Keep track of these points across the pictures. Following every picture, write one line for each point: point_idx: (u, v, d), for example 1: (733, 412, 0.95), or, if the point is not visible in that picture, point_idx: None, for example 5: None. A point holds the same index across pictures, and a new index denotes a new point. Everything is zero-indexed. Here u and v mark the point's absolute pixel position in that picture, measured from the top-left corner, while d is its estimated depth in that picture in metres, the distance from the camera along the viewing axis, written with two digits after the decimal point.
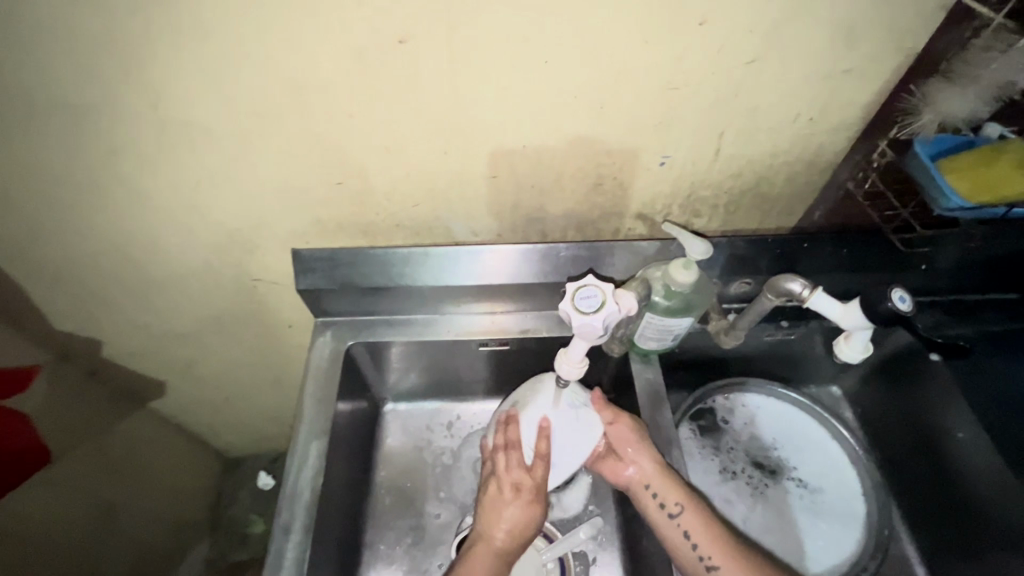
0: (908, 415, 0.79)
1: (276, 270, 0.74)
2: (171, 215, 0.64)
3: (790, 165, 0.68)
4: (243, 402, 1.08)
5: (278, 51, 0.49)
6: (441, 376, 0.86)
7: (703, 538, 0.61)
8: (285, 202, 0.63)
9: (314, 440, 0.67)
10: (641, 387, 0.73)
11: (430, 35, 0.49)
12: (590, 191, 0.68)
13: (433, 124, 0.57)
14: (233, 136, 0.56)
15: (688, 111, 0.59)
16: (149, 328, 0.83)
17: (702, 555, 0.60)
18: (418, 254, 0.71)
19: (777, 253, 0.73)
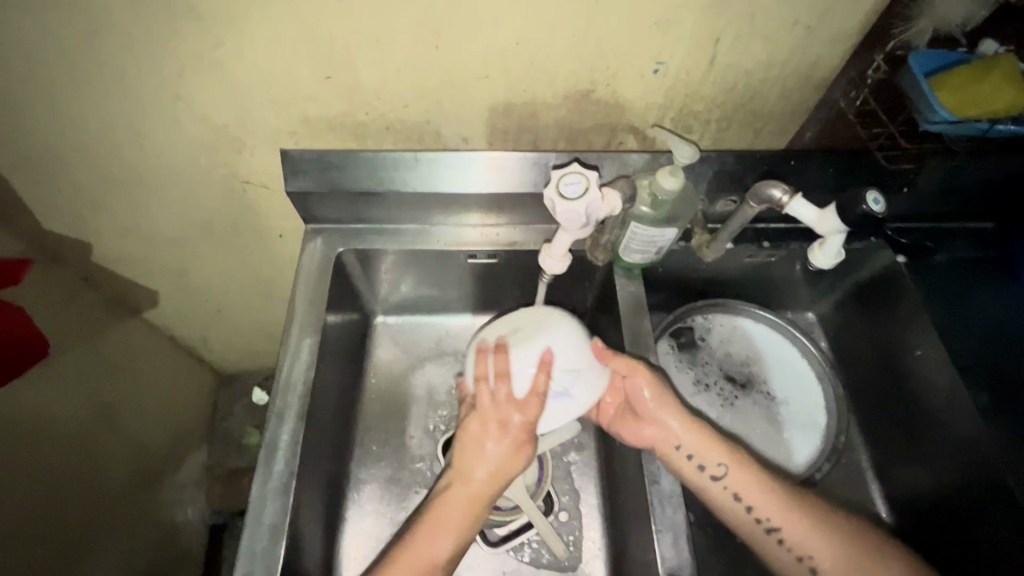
0: (875, 336, 0.83)
1: (266, 174, 0.74)
2: (156, 106, 0.63)
3: (785, 79, 0.68)
4: (235, 315, 1.10)
5: None
6: (430, 290, 0.88)
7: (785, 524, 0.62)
8: (272, 95, 0.63)
9: (306, 338, 0.70)
10: (623, 298, 0.75)
11: None
12: (582, 97, 0.67)
13: (426, 14, 0.55)
14: (221, 19, 0.55)
15: (685, 12, 0.58)
16: (138, 232, 0.84)
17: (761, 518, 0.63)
18: (409, 159, 0.71)
19: (764, 170, 0.73)
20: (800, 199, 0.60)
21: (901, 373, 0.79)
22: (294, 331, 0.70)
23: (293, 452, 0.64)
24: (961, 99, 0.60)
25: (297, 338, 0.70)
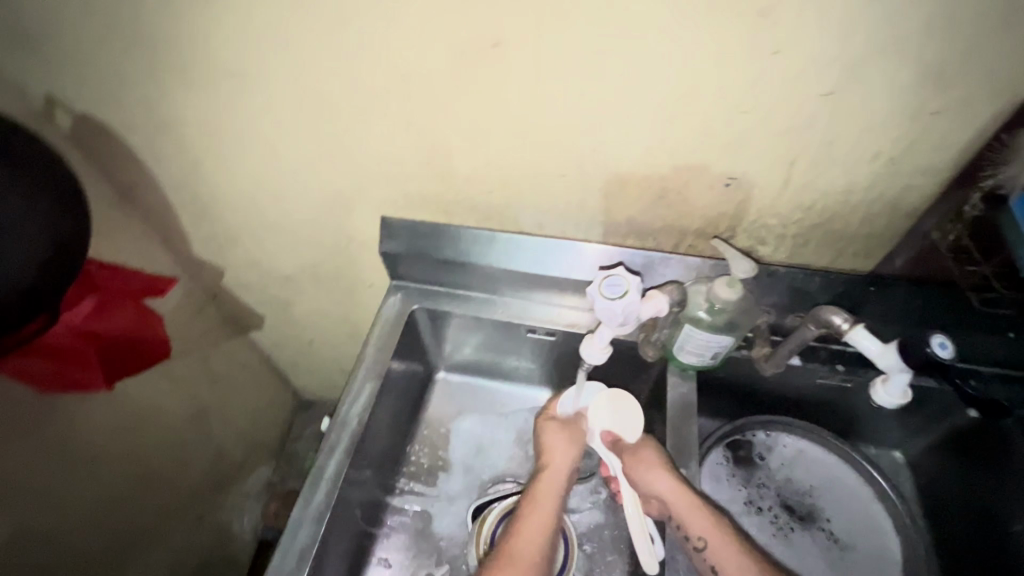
0: (983, 499, 0.72)
1: (367, 234, 0.85)
2: (293, 172, 0.78)
3: (867, 205, 0.66)
4: (323, 348, 1.23)
5: (393, 44, 0.59)
6: (490, 356, 0.92)
7: None
8: (382, 174, 0.75)
9: (367, 383, 0.77)
10: (672, 398, 0.74)
11: (519, 43, 0.56)
12: (654, 201, 0.71)
13: (514, 122, 0.64)
14: (352, 114, 0.68)
15: (758, 136, 0.61)
16: (260, 267, 0.99)
17: None
18: (486, 237, 0.79)
19: (839, 292, 0.72)
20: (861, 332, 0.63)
21: (1016, 555, 0.68)
22: (360, 376, 0.78)
23: (332, 486, 0.69)
24: None
25: (361, 382, 0.77)
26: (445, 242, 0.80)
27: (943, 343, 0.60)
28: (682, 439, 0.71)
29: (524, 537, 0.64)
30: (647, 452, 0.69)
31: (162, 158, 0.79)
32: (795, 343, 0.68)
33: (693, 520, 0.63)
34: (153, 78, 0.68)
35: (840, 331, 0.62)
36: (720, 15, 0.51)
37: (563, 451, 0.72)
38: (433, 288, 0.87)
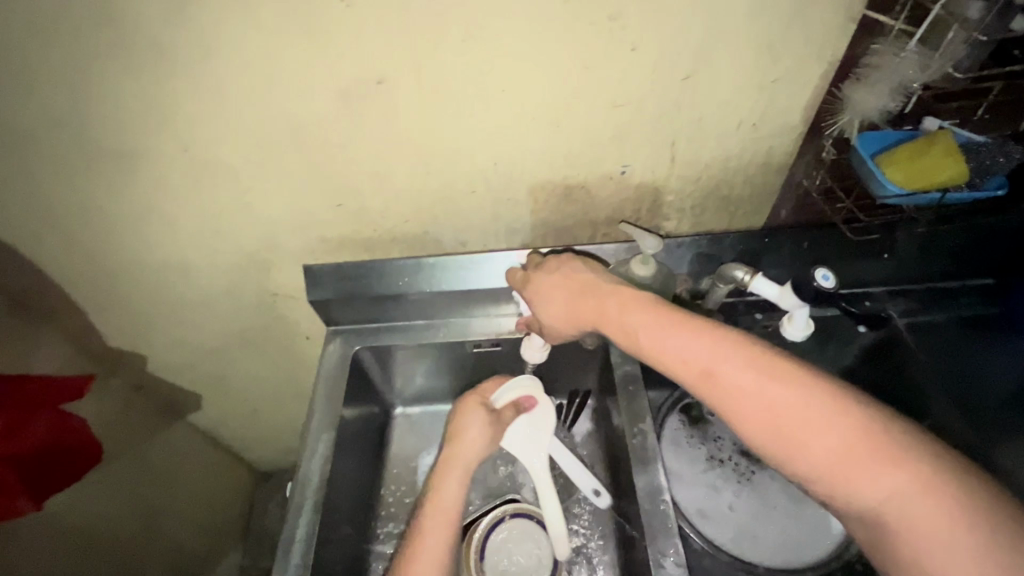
0: (895, 406, 0.80)
1: (293, 286, 0.84)
2: (201, 240, 0.75)
3: (745, 167, 0.74)
4: (271, 412, 1.18)
5: (277, 96, 0.59)
6: (441, 379, 0.93)
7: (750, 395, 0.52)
8: (296, 225, 0.75)
9: (323, 435, 0.76)
10: (619, 379, 0.79)
11: (402, 80, 0.59)
12: (562, 200, 0.76)
13: (414, 153, 0.67)
14: (251, 173, 0.67)
15: (638, 125, 0.67)
16: (186, 344, 0.95)
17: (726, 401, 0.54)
18: (413, 264, 0.80)
19: (741, 247, 0.78)
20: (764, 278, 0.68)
21: None
22: (315, 428, 0.76)
23: (308, 546, 0.68)
24: (909, 174, 0.63)
25: (320, 431, 0.76)
26: (371, 278, 0.80)
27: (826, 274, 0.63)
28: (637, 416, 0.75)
29: (438, 495, 0.69)
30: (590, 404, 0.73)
31: (50, 253, 0.74)
32: (712, 303, 0.73)
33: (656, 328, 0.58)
34: (23, 172, 0.64)
35: (743, 283, 0.68)
36: (579, 25, 0.56)
37: (474, 433, 0.75)
38: (372, 325, 0.87)
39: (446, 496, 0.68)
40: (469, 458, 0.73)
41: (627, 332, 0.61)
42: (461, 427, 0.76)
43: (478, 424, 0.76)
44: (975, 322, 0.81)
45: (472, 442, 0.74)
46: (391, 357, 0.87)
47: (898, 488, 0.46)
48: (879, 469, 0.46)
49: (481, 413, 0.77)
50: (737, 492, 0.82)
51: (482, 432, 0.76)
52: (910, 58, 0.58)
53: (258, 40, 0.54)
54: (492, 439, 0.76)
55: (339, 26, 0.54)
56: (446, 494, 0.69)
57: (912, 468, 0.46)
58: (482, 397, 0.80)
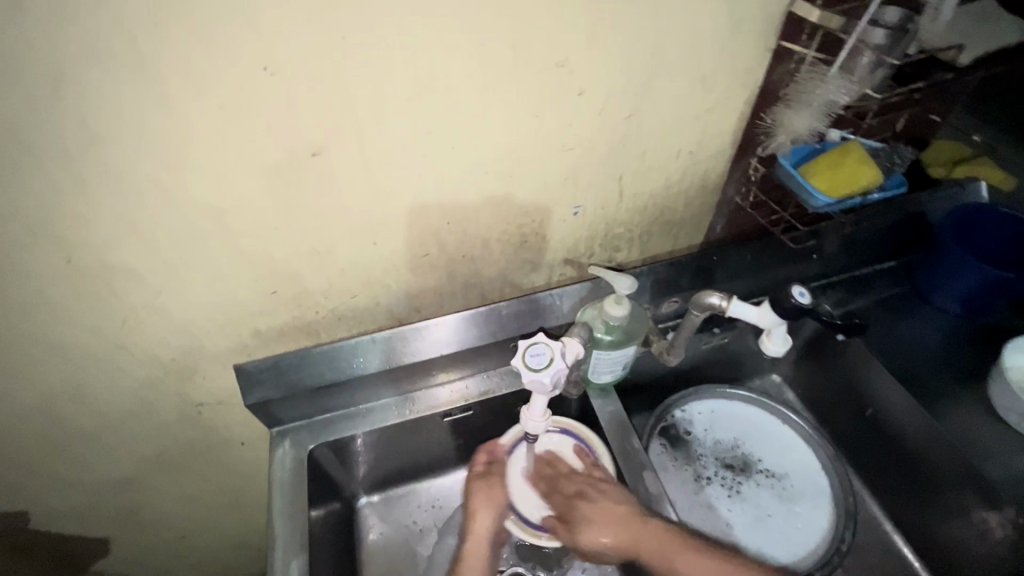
0: (846, 388, 0.87)
1: (220, 390, 0.71)
2: (94, 359, 0.61)
3: (686, 191, 0.76)
4: (200, 537, 0.99)
5: (188, 178, 0.50)
6: (408, 459, 0.82)
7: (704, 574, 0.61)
8: (219, 322, 0.63)
9: (293, 558, 0.64)
10: (607, 422, 0.76)
11: (341, 147, 0.52)
12: (518, 248, 0.72)
13: (358, 223, 0.59)
14: (157, 273, 0.56)
15: (588, 164, 0.65)
16: (82, 483, 0.76)
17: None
18: (365, 341, 0.71)
19: (693, 269, 0.80)
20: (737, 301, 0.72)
21: (886, 429, 0.82)
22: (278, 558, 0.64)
23: None
24: (838, 182, 0.68)
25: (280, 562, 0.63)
26: (319, 365, 0.70)
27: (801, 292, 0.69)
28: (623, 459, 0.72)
29: None
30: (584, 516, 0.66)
31: None
32: (687, 332, 0.75)
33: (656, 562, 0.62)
34: None
35: (722, 309, 0.71)
36: (526, 73, 0.53)
37: (484, 515, 0.69)
38: (324, 415, 0.76)
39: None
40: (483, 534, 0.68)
41: (634, 539, 0.63)
42: (474, 515, 0.69)
43: (499, 501, 0.70)
44: (893, 302, 0.89)
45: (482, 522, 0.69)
46: (354, 447, 0.77)
47: None
48: None
49: (479, 489, 0.71)
50: (728, 507, 0.83)
51: (503, 506, 0.70)
52: (835, 81, 0.62)
53: (163, 117, 0.45)
54: (500, 505, 0.70)
55: (264, 95, 0.46)
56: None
57: None
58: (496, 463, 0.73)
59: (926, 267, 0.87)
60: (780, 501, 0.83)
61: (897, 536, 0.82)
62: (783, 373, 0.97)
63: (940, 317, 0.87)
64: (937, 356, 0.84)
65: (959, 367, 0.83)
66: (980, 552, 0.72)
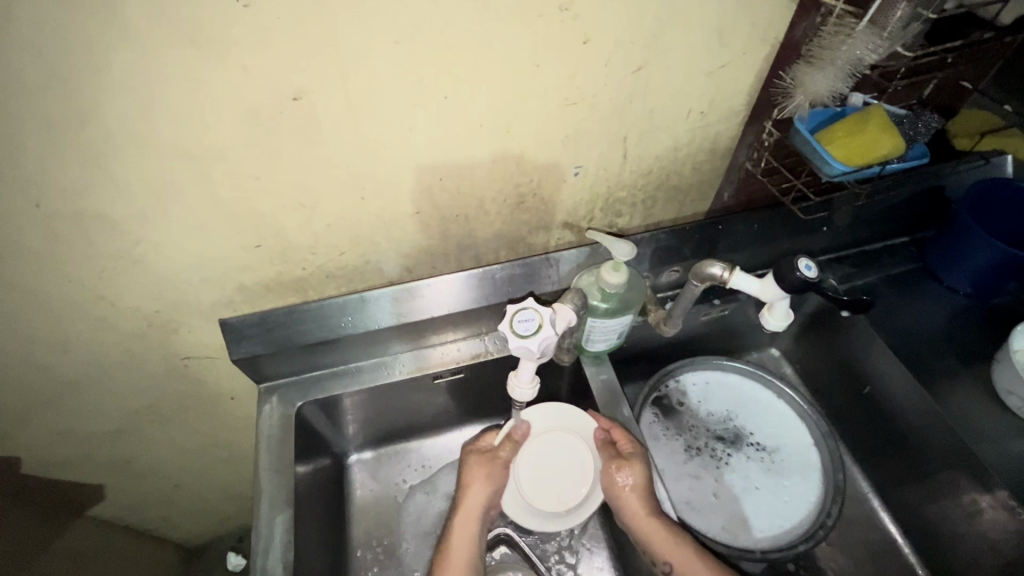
0: (844, 365, 0.85)
1: (208, 345, 0.70)
2: (76, 309, 0.60)
3: (693, 156, 0.72)
4: (195, 485, 1.00)
5: (163, 124, 0.47)
6: (401, 418, 0.83)
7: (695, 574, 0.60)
8: (203, 276, 0.61)
9: (278, 516, 0.64)
10: (598, 390, 0.75)
11: (325, 92, 0.49)
12: (514, 211, 0.69)
13: (345, 177, 0.56)
14: (136, 223, 0.54)
15: (591, 122, 0.62)
16: (73, 433, 0.77)
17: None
18: (354, 300, 0.70)
19: (696, 238, 0.77)
20: (739, 272, 0.70)
21: (882, 407, 0.80)
22: (266, 509, 0.64)
23: None
24: (856, 151, 0.64)
25: (267, 512, 0.64)
26: (306, 322, 0.69)
27: (806, 265, 0.65)
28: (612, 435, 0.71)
29: None
30: (634, 462, 0.66)
31: None
32: (686, 302, 0.73)
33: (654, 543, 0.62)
34: None
35: (724, 280, 0.69)
36: (526, 19, 0.49)
37: (480, 489, 0.68)
38: (311, 373, 0.75)
39: (463, 545, 0.64)
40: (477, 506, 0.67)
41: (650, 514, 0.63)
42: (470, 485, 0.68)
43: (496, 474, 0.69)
44: (901, 278, 0.87)
45: (478, 494, 0.67)
46: (343, 405, 0.76)
47: None
48: None
49: (483, 463, 0.70)
50: (716, 477, 0.83)
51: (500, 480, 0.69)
52: (863, 36, 0.58)
53: (130, 56, 0.42)
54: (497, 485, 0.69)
55: (238, 33, 0.43)
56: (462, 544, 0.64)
57: None
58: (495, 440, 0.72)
59: (940, 243, 0.84)
60: (769, 474, 0.82)
61: (881, 510, 0.82)
62: (781, 347, 0.96)
63: (948, 295, 0.85)
64: (941, 334, 0.82)
65: (964, 345, 0.81)
66: (968, 533, 0.72)
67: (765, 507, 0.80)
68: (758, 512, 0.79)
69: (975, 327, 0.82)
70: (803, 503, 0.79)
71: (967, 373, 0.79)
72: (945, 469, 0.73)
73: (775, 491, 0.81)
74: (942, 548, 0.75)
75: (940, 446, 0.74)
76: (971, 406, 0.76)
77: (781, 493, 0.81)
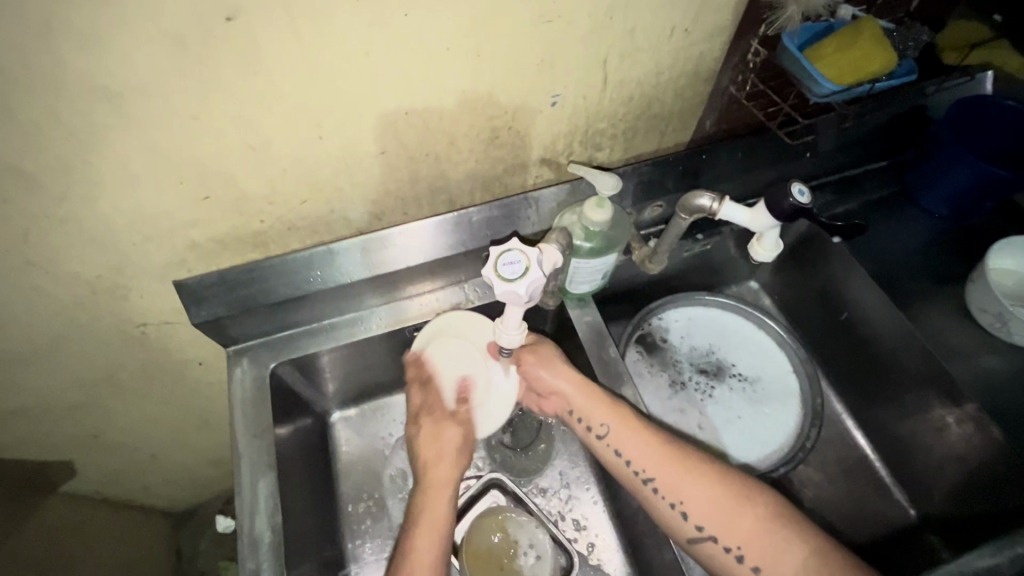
0: (822, 294, 0.86)
1: (164, 309, 0.65)
2: (4, 278, 0.53)
3: (676, 80, 0.67)
4: (172, 453, 0.96)
5: (69, 54, 0.39)
6: (381, 373, 0.80)
7: (633, 452, 0.61)
8: (149, 235, 0.55)
9: (260, 480, 0.62)
10: (583, 332, 0.73)
11: (262, 10, 0.42)
12: (488, 147, 0.64)
13: (296, 113, 0.50)
14: (57, 176, 0.47)
15: (568, 43, 0.56)
16: (28, 411, 0.72)
17: (637, 468, 0.60)
18: (323, 253, 0.65)
19: (679, 169, 0.74)
20: (728, 202, 0.67)
21: (857, 332, 0.82)
22: (250, 474, 0.62)
23: None
24: (846, 68, 0.61)
25: (250, 477, 0.62)
26: (272, 279, 0.64)
27: (800, 190, 0.62)
28: (599, 375, 0.71)
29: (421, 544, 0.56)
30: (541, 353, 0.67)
31: None
32: (672, 237, 0.70)
33: (592, 409, 0.64)
34: None
35: (713, 211, 0.66)
36: None
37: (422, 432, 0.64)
38: (283, 332, 0.71)
39: (434, 517, 0.58)
40: (444, 475, 0.61)
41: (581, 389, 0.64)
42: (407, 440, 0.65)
43: (446, 430, 0.63)
44: (879, 204, 0.86)
45: (443, 459, 0.61)
46: (320, 363, 0.73)
47: (715, 503, 0.57)
48: (702, 487, 0.58)
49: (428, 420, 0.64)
50: (700, 409, 0.84)
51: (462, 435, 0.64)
52: None
53: None
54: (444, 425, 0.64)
55: None
56: (424, 504, 0.59)
57: (723, 484, 0.58)
58: (420, 388, 0.67)
59: (918, 166, 0.83)
60: (752, 403, 0.84)
61: (855, 429, 0.86)
62: (760, 279, 0.96)
63: (923, 218, 0.85)
64: (916, 257, 0.82)
65: (937, 266, 0.82)
66: (939, 444, 0.75)
67: (750, 433, 0.82)
68: (743, 439, 0.81)
69: (949, 248, 0.83)
70: (784, 427, 0.82)
71: (939, 293, 0.80)
72: (918, 376, 0.75)
73: (759, 418, 0.83)
74: (910, 458, 0.79)
75: (914, 345, 0.75)
76: (942, 325, 0.78)
77: (764, 420, 0.83)
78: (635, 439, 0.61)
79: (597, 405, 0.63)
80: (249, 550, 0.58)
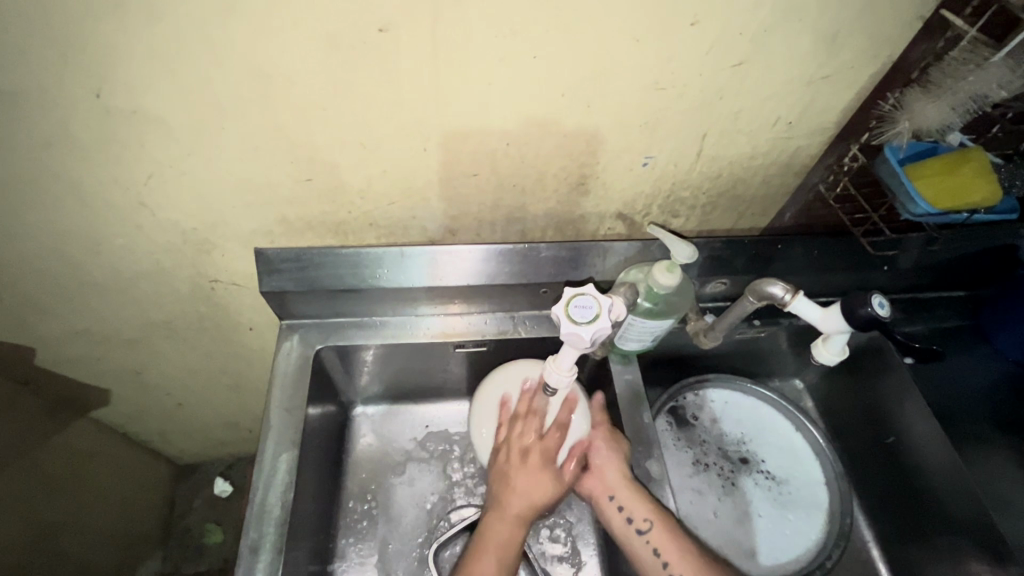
0: (870, 411, 0.82)
1: (238, 271, 0.69)
2: (115, 210, 0.58)
3: (768, 167, 0.68)
4: (197, 406, 1.00)
5: (239, 33, 0.44)
6: (413, 379, 0.81)
7: (671, 553, 0.60)
8: (248, 202, 0.59)
9: (281, 455, 0.63)
10: (621, 389, 0.73)
11: (413, 31, 0.46)
12: (573, 191, 0.66)
13: (411, 125, 0.54)
14: (191, 133, 0.51)
15: (674, 113, 0.58)
16: (89, 333, 0.76)
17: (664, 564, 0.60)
18: (394, 254, 0.67)
19: (751, 252, 0.74)
20: (801, 299, 0.67)
21: (902, 461, 0.78)
22: (273, 445, 0.63)
23: None
24: (946, 193, 0.61)
25: (273, 449, 0.63)
26: (342, 266, 0.67)
27: (880, 303, 0.61)
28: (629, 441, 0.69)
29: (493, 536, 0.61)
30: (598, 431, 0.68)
31: None
32: (734, 317, 0.70)
33: (632, 501, 0.63)
34: None
35: (784, 302, 0.66)
36: None
37: (541, 477, 0.63)
38: (337, 317, 0.74)
39: (502, 544, 0.60)
40: (520, 511, 0.62)
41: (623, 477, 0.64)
42: (529, 469, 0.64)
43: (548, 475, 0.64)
44: (948, 333, 0.83)
45: (540, 493, 0.63)
46: (361, 355, 0.75)
47: None
48: None
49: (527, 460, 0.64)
50: (720, 496, 0.81)
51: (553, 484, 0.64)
52: (994, 69, 0.55)
53: None
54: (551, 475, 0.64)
55: None
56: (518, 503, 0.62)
57: None
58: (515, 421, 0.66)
59: (999, 304, 0.80)
60: (775, 506, 0.81)
61: (880, 561, 0.80)
62: (806, 379, 0.93)
63: (996, 358, 0.81)
64: (980, 396, 0.78)
65: (1002, 412, 0.78)
66: None
67: (765, 536, 0.78)
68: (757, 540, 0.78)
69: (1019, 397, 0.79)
70: (803, 540, 0.77)
71: (999, 441, 0.76)
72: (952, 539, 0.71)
73: (778, 523, 0.79)
74: None
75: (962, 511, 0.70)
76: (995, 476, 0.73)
77: (783, 526, 0.79)
78: (670, 542, 0.60)
79: (635, 498, 0.63)
80: (255, 520, 0.59)
